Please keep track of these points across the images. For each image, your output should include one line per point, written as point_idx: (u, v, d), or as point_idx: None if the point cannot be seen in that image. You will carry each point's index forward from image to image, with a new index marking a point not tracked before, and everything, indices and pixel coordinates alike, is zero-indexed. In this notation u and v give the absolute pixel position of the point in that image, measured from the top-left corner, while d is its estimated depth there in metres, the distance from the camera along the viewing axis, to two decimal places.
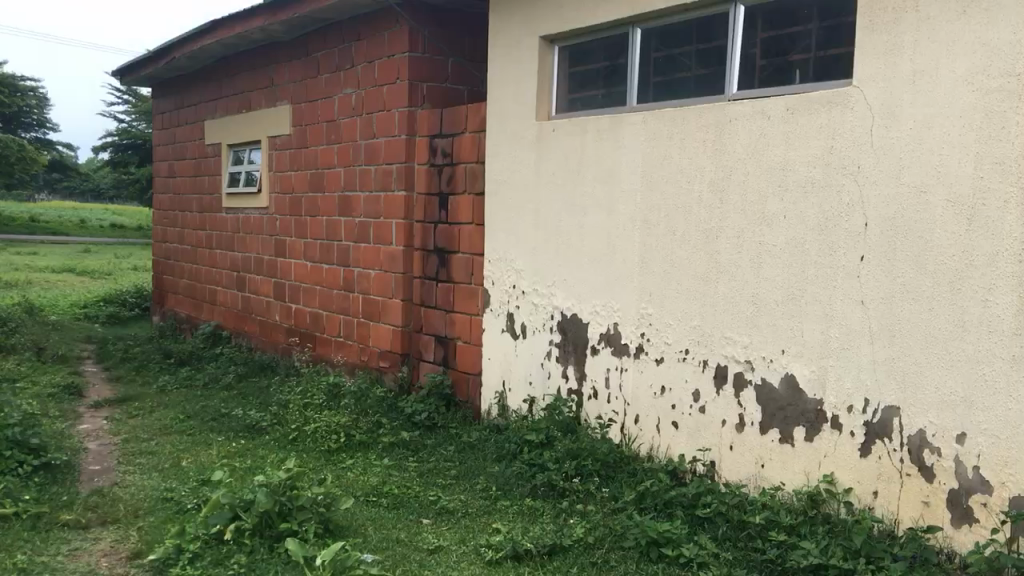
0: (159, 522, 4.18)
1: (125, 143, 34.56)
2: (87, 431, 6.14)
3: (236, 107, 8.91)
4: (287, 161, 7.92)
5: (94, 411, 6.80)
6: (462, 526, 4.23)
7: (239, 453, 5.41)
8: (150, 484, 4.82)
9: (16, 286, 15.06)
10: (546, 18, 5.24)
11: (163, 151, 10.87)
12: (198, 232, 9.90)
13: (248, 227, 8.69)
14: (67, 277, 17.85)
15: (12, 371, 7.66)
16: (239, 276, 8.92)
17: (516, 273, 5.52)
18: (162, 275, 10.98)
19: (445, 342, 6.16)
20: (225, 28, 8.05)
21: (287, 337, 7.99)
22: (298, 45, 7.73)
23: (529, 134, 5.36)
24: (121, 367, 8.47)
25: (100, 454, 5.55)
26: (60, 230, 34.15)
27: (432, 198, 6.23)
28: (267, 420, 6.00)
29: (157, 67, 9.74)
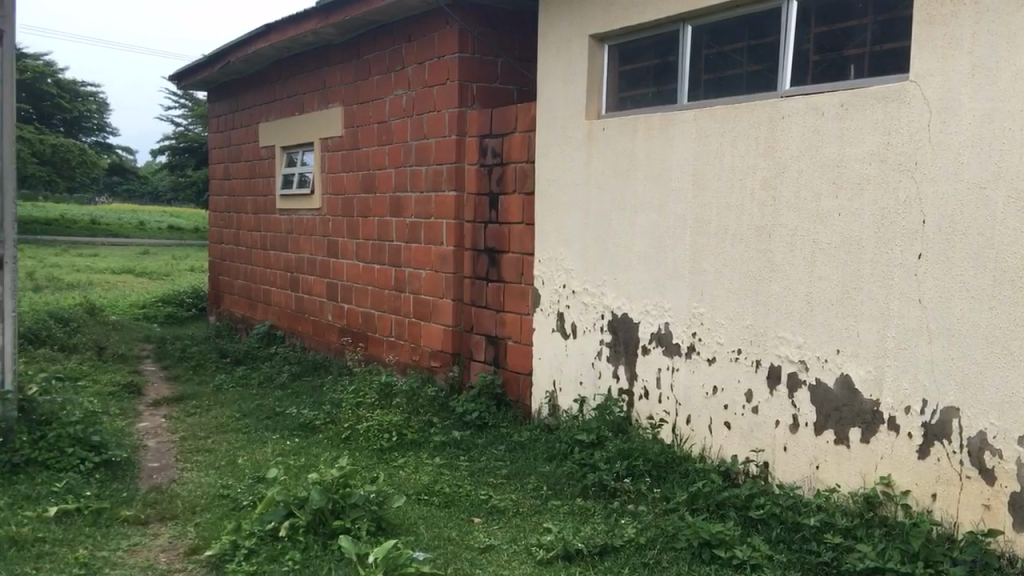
0: (215, 518, 4.25)
1: (182, 146, 35.34)
2: (147, 428, 6.29)
3: (289, 110, 9.03)
4: (339, 163, 8.01)
5: (153, 409, 6.96)
6: (512, 525, 4.23)
7: (294, 451, 5.48)
8: (207, 481, 4.91)
9: (79, 288, 15.49)
10: (596, 17, 5.22)
11: (219, 154, 11.06)
12: (253, 233, 10.05)
13: (302, 229, 8.80)
14: (126, 278, 18.32)
15: (75, 370, 7.87)
16: (292, 277, 9.04)
17: (566, 273, 5.51)
18: (218, 276, 11.17)
19: (496, 342, 6.18)
20: (278, 33, 8.17)
21: (339, 337, 8.09)
22: (349, 48, 7.81)
23: (578, 133, 5.35)
24: (178, 366, 8.65)
25: (159, 451, 5.67)
26: (120, 232, 35.00)
27: (482, 198, 6.25)
28: (321, 418, 6.07)
29: (213, 71, 9.93)
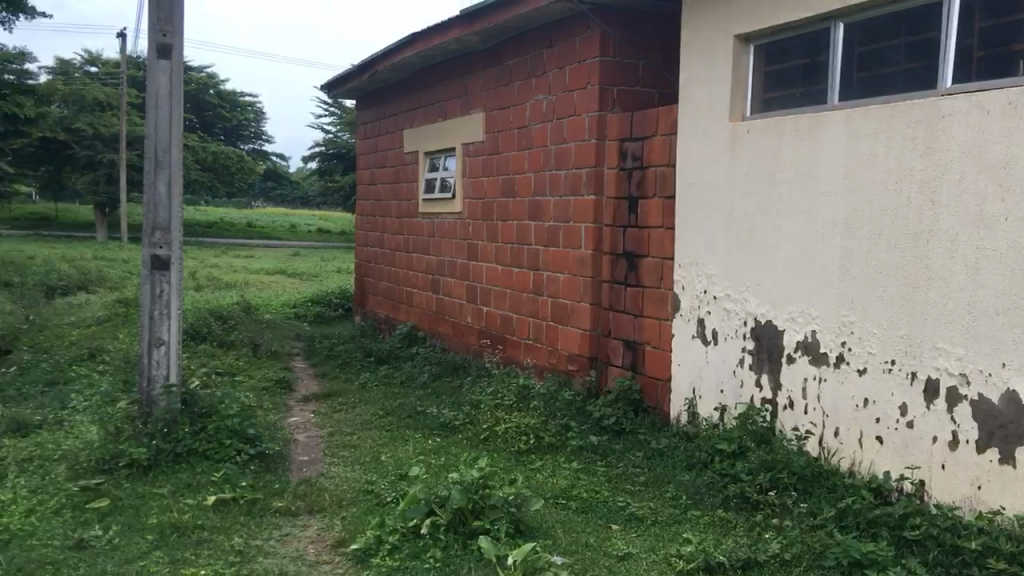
0: (360, 513, 4.40)
1: (332, 151, 36.74)
2: (297, 423, 6.57)
3: (432, 116, 9.24)
4: (480, 168, 8.13)
5: (303, 404, 7.26)
6: (651, 534, 4.19)
7: (435, 449, 5.60)
8: (353, 476, 5.08)
9: (236, 287, 16.34)
10: (742, 17, 5.11)
11: (365, 159, 11.44)
12: (396, 236, 10.34)
13: (443, 232, 8.99)
14: (279, 278, 19.20)
15: (232, 366, 8.30)
16: (434, 279, 9.24)
17: (707, 278, 5.41)
18: (363, 277, 11.55)
19: (634, 347, 6.12)
20: (423, 41, 8.38)
21: (478, 339, 8.20)
22: (491, 54, 7.92)
23: (722, 136, 5.24)
24: (326, 364, 8.99)
25: (308, 445, 5.91)
26: (273, 234, 36.71)
27: (622, 202, 6.21)
28: (461, 419, 6.18)
29: (361, 80, 10.28)
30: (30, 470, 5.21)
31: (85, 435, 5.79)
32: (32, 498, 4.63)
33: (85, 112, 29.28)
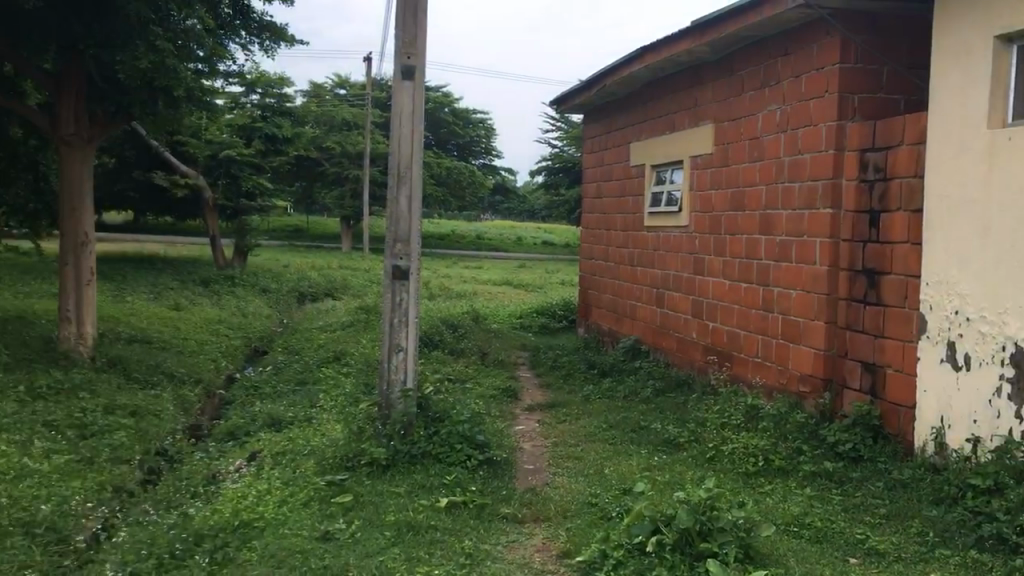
0: (585, 525, 4.42)
1: (558, 166, 37.43)
2: (522, 431, 6.72)
3: (660, 129, 9.19)
4: (708, 181, 7.98)
5: (528, 413, 7.42)
6: (894, 571, 3.91)
7: (659, 466, 5.54)
8: (578, 488, 5.11)
9: (466, 297, 16.99)
10: (1005, 14, 4.70)
11: (591, 173, 11.55)
12: (621, 249, 10.35)
13: (669, 245, 8.90)
14: (506, 289, 19.76)
15: (462, 373, 8.63)
16: (658, 293, 9.16)
17: (959, 298, 5.00)
18: (587, 290, 11.65)
19: (873, 370, 5.77)
20: (652, 54, 8.35)
21: (704, 355, 8.02)
22: (722, 65, 7.77)
23: (979, 144, 4.84)
24: (550, 375, 9.14)
25: (533, 454, 6.03)
26: (501, 246, 37.88)
27: (861, 216, 5.89)
28: (685, 436, 6.07)
29: (589, 95, 10.40)
30: (282, 464, 5.67)
31: (331, 433, 6.22)
32: (285, 489, 5.03)
33: (334, 131, 31.58)
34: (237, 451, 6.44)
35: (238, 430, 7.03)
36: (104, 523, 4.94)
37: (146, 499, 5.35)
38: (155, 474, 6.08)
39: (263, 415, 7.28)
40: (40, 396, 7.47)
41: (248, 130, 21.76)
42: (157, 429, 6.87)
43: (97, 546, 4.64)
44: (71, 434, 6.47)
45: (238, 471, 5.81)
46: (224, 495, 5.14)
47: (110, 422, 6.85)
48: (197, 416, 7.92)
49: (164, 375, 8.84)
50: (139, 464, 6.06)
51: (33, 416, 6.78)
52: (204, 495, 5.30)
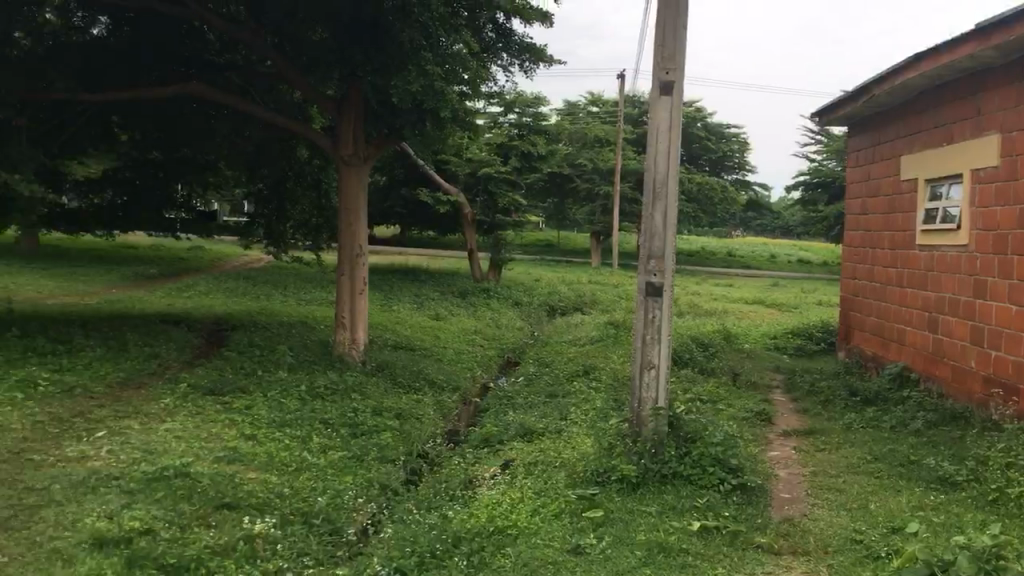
0: (849, 563, 4.14)
1: (816, 181, 35.75)
2: (777, 458, 6.44)
3: (936, 140, 8.51)
4: (993, 196, 7.28)
5: (783, 439, 7.11)
6: None
7: (933, 506, 5.09)
8: (839, 521, 4.81)
9: (716, 315, 16.61)
10: None
11: (855, 188, 10.92)
12: (889, 269, 9.68)
13: (945, 266, 8.21)
14: (758, 308, 19.11)
15: (713, 394, 8.42)
16: (931, 317, 8.47)
17: None
18: (849, 312, 11.00)
19: None
20: (929, 60, 7.76)
21: (985, 387, 7.31)
22: (1012, 68, 7.07)
23: None
24: (807, 400, 8.71)
25: (790, 482, 5.76)
26: (753, 264, 36.73)
27: None
28: (963, 475, 5.55)
29: (855, 106, 9.84)
30: (535, 474, 5.79)
31: (582, 446, 6.28)
32: (537, 500, 5.13)
33: (587, 148, 32.10)
34: (491, 458, 6.67)
35: (492, 438, 7.28)
36: (372, 518, 5.27)
37: (409, 499, 5.66)
38: (417, 474, 6.42)
39: (516, 425, 7.49)
40: (318, 396, 8.14)
41: (506, 148, 22.71)
42: (418, 432, 7.27)
43: (366, 539, 4.96)
44: (345, 432, 6.99)
45: (493, 477, 6.00)
46: (479, 501, 5.33)
47: (378, 423, 7.33)
48: (454, 421, 8.29)
49: (426, 381, 9.34)
50: (403, 464, 6.42)
51: (312, 414, 7.39)
52: (461, 499, 5.53)
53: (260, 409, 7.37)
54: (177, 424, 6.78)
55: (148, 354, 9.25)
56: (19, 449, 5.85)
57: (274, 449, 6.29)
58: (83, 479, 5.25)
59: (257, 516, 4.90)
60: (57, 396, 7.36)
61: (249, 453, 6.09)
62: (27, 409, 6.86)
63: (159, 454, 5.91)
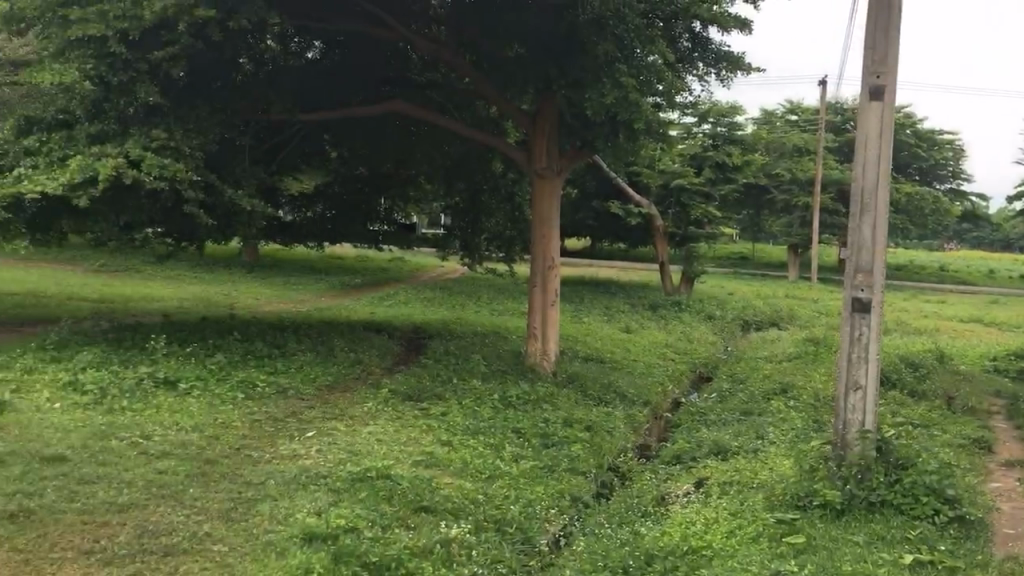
0: None
1: None
2: (999, 490, 5.92)
3: None
4: None
5: (1006, 470, 6.53)
6: None
7: None
8: None
9: (927, 333, 15.55)
10: None
11: None
12: None
13: None
14: (975, 327, 17.72)
15: (924, 419, 7.88)
16: None
17: None
18: None
19: None
20: None
21: None
22: None
23: None
24: None
25: (1015, 517, 5.27)
26: (970, 280, 34.14)
27: None
28: None
29: None
30: (730, 495, 5.62)
31: (780, 468, 6.03)
32: (732, 521, 4.97)
33: (785, 158, 31.04)
34: (684, 475, 6.53)
35: (684, 455, 7.13)
36: (563, 530, 5.29)
37: (600, 512, 5.63)
38: (608, 488, 6.38)
39: (709, 442, 7.31)
40: (511, 405, 8.27)
41: (699, 159, 22.34)
42: (609, 446, 7.24)
43: (557, 550, 4.99)
44: (537, 442, 7.06)
45: (685, 495, 5.87)
46: (672, 519, 5.23)
47: (568, 434, 7.36)
48: (646, 436, 8.19)
49: (617, 394, 9.29)
50: (593, 477, 6.41)
51: (505, 423, 7.53)
52: (654, 516, 5.44)
53: (455, 416, 7.58)
54: (379, 428, 7.09)
55: (352, 360, 9.73)
56: (239, 444, 6.31)
57: (468, 455, 6.44)
58: (294, 476, 5.58)
59: (452, 521, 5.03)
60: (272, 396, 7.88)
61: (445, 459, 6.27)
62: (247, 408, 7.39)
63: (362, 455, 6.20)
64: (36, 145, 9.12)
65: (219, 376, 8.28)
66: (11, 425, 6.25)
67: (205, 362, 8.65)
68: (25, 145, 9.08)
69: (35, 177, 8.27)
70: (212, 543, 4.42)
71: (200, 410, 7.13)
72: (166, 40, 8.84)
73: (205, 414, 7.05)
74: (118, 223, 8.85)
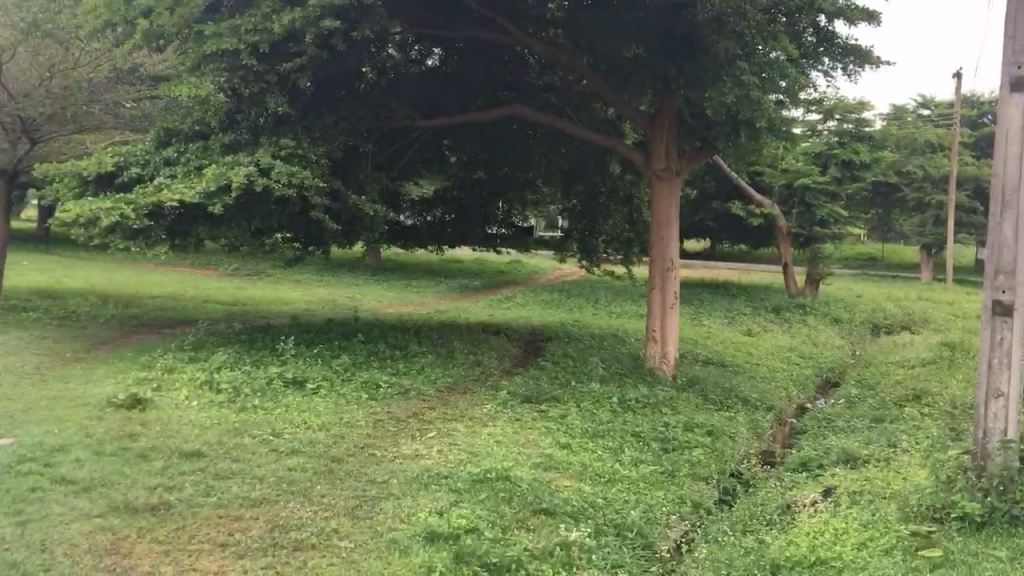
0: None
1: None
2: None
3: None
4: None
5: None
6: None
7: None
8: None
9: None
10: None
11: None
12: None
13: None
14: None
15: None
16: None
17: None
18: None
19: None
20: None
21: None
22: None
23: None
24: None
25: None
26: None
27: None
28: None
29: None
30: (861, 505, 5.40)
31: (915, 478, 5.76)
32: (864, 533, 4.77)
33: (917, 154, 29.77)
34: (811, 483, 6.32)
35: (810, 462, 6.91)
36: (685, 536, 5.20)
37: (723, 519, 5.52)
38: (730, 494, 6.25)
39: (837, 450, 7.05)
40: (630, 408, 8.20)
41: (825, 156, 21.58)
42: (731, 451, 7.08)
43: (679, 557, 4.92)
44: (657, 446, 6.98)
45: (813, 504, 5.68)
46: (799, 528, 5.07)
47: (689, 439, 7.24)
48: (769, 442, 7.97)
49: (739, 399, 9.09)
50: (715, 483, 6.29)
51: (624, 427, 7.46)
52: (780, 525, 5.29)
53: (573, 419, 7.57)
54: (499, 429, 7.15)
55: (472, 362, 9.85)
56: (364, 444, 6.47)
57: (587, 458, 6.42)
58: (416, 476, 5.69)
59: (572, 524, 5.02)
60: (394, 397, 8.06)
61: (564, 461, 6.27)
62: (370, 407, 7.58)
63: (482, 456, 6.26)
64: (175, 156, 9.60)
65: (344, 376, 8.52)
66: (152, 421, 6.59)
67: (331, 363, 8.93)
68: (165, 156, 9.58)
69: (175, 186, 8.71)
70: (339, 539, 4.54)
71: (326, 409, 7.35)
72: (294, 52, 9.14)
73: (331, 413, 7.27)
74: (250, 229, 9.22)
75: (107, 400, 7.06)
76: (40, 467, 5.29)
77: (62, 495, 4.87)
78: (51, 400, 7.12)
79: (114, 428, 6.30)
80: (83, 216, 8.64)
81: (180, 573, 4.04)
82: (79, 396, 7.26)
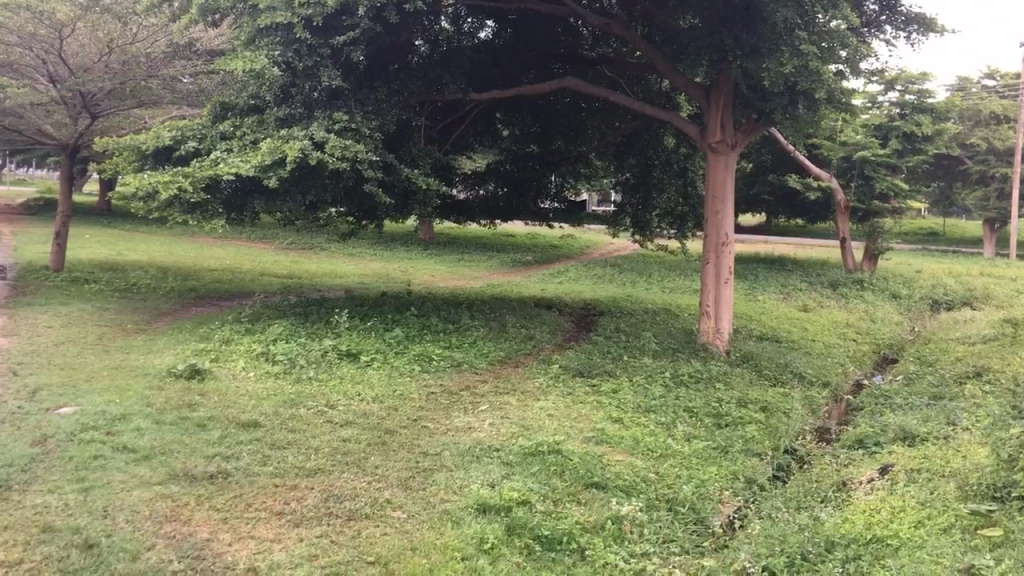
0: None
1: None
2: None
3: None
4: None
5: None
6: None
7: None
8: None
9: None
10: None
11: None
12: None
13: None
14: None
15: None
16: None
17: None
18: None
19: None
20: None
21: None
22: None
23: None
24: None
25: None
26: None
27: None
28: None
29: None
30: (918, 483, 5.31)
31: (976, 457, 5.62)
32: (923, 511, 4.69)
33: (981, 126, 28.97)
34: (867, 461, 6.22)
35: (867, 439, 6.79)
36: (738, 512, 5.15)
37: (777, 496, 5.45)
38: (784, 471, 6.17)
39: (893, 427, 6.95)
40: (682, 382, 8.17)
41: (885, 129, 21.02)
42: (786, 427, 7.00)
43: (733, 532, 4.86)
44: (709, 421, 6.93)
45: (870, 482, 5.59)
46: (855, 506, 5.00)
47: (743, 415, 7.17)
48: (825, 419, 7.85)
49: (794, 375, 8.98)
50: (769, 459, 6.22)
51: (677, 402, 7.42)
52: (834, 502, 5.23)
53: (627, 394, 7.54)
54: (550, 403, 7.15)
55: (524, 335, 9.86)
56: (417, 415, 6.54)
57: (640, 433, 6.40)
58: (468, 449, 5.73)
59: (624, 498, 5.02)
60: (447, 370, 8.12)
61: (615, 436, 6.26)
62: (422, 380, 7.66)
63: (533, 430, 6.28)
64: (230, 130, 9.70)
65: (397, 349, 8.60)
66: (211, 391, 6.73)
67: (385, 335, 9.02)
68: (221, 130, 9.68)
69: (230, 160, 8.81)
70: (393, 510, 4.60)
71: (379, 381, 7.44)
72: (347, 24, 9.15)
73: (385, 385, 7.37)
74: (304, 203, 9.30)
75: (166, 370, 7.23)
76: (101, 435, 5.44)
77: (124, 463, 5.00)
78: (114, 369, 7.32)
79: (173, 398, 6.44)
80: (141, 190, 8.83)
81: (238, 540, 4.14)
82: (139, 366, 7.45)
